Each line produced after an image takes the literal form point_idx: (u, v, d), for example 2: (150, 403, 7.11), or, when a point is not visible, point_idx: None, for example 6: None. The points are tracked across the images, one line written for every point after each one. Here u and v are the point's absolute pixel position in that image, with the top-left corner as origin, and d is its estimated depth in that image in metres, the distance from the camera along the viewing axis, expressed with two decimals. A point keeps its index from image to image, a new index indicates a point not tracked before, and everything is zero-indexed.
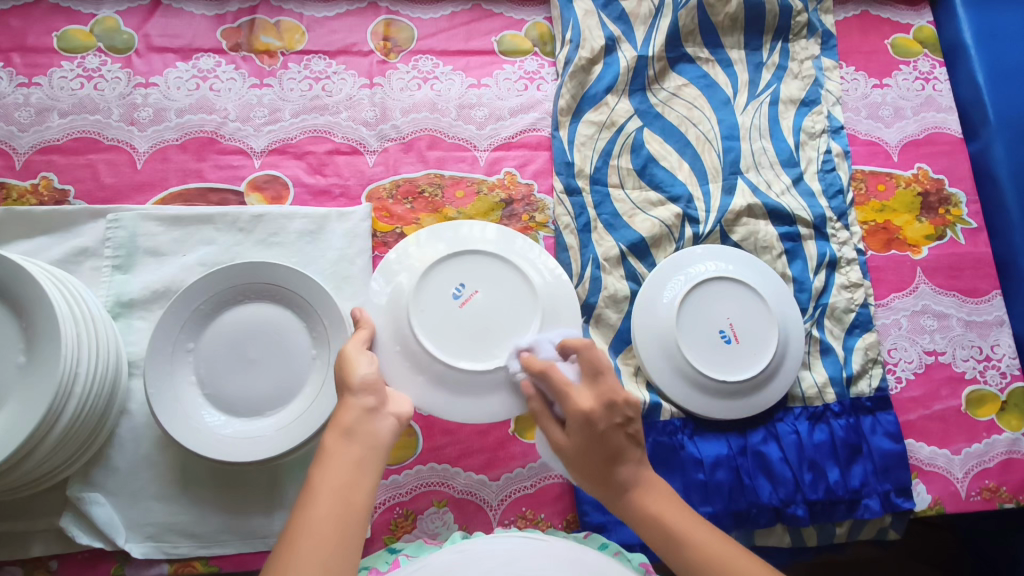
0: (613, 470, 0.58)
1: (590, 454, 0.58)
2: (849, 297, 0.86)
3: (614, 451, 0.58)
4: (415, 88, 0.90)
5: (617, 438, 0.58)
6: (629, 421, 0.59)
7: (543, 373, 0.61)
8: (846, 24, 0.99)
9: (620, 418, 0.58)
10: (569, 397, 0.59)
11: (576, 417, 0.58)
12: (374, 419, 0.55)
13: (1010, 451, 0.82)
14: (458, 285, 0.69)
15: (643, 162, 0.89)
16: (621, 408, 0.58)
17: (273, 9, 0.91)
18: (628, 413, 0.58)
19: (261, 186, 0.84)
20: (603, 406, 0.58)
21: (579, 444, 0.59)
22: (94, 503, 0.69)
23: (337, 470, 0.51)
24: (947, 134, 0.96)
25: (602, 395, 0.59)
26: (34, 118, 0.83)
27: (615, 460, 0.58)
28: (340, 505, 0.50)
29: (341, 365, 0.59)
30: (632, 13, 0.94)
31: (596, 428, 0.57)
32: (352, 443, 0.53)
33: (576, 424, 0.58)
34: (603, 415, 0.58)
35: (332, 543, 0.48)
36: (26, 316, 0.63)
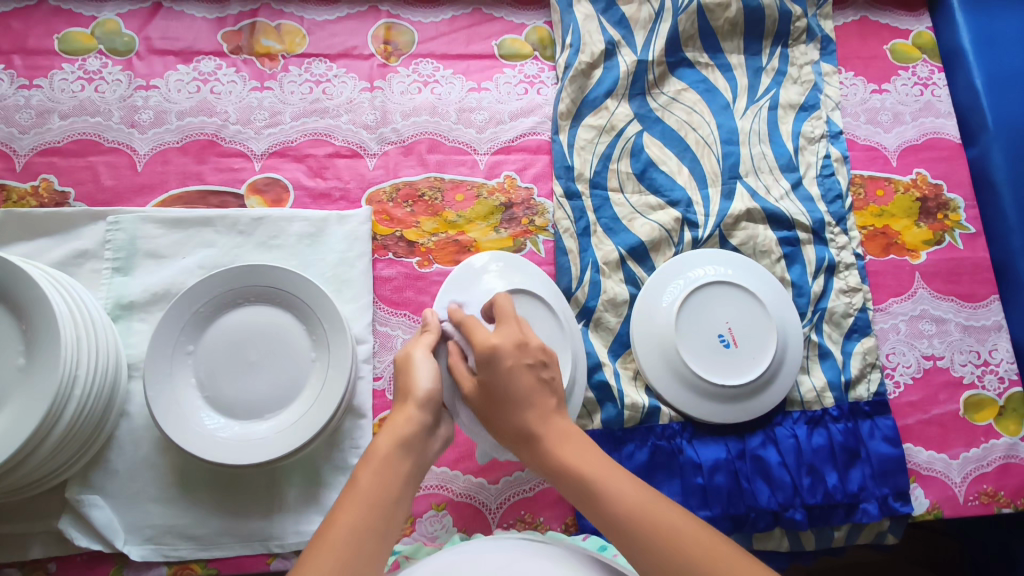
0: (517, 414, 0.57)
1: (496, 395, 0.57)
2: (848, 302, 0.87)
3: (527, 392, 0.57)
4: (415, 91, 0.90)
5: (524, 380, 0.57)
6: (538, 367, 0.59)
7: (460, 323, 0.61)
8: (846, 29, 1.00)
9: (531, 360, 0.58)
10: (475, 335, 0.59)
11: (483, 353, 0.57)
12: (428, 438, 0.57)
13: (1009, 456, 0.82)
14: None
15: (643, 167, 0.89)
16: (531, 350, 0.59)
17: (274, 13, 0.91)
18: (535, 357, 0.59)
19: (261, 188, 0.84)
20: (512, 344, 0.58)
21: (488, 385, 0.58)
22: (94, 506, 0.69)
23: (388, 479, 0.52)
24: (946, 139, 0.96)
25: (509, 335, 0.59)
26: (34, 120, 0.83)
27: (519, 404, 0.57)
28: (379, 515, 0.50)
29: (404, 371, 0.59)
30: (632, 18, 0.94)
31: (502, 365, 0.57)
32: (405, 457, 0.54)
33: (482, 361, 0.57)
34: (510, 352, 0.58)
35: (366, 552, 0.47)
36: (26, 317, 0.63)
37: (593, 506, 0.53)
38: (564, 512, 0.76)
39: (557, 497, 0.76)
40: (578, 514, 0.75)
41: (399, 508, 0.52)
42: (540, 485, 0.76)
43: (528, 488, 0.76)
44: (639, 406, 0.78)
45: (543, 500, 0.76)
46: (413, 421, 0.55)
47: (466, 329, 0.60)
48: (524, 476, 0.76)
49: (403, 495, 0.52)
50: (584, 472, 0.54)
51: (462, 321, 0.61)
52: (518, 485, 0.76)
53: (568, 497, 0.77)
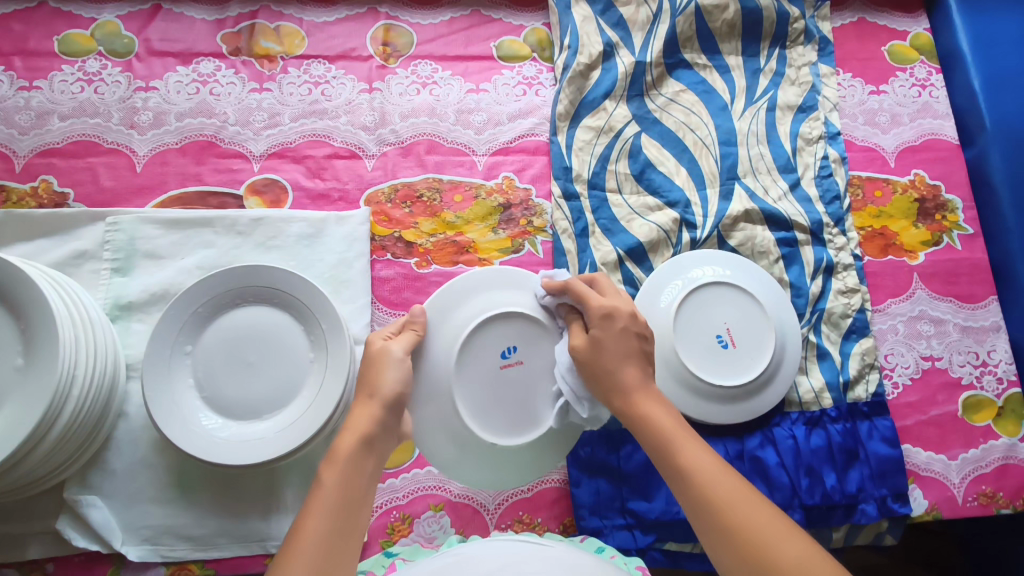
0: (624, 370, 0.57)
1: (609, 352, 0.57)
2: (846, 303, 0.87)
3: (628, 351, 0.58)
4: (414, 92, 0.91)
5: (630, 342, 0.58)
6: (644, 337, 0.60)
7: (563, 287, 0.62)
8: (843, 31, 1.00)
9: (639, 329, 0.60)
10: (593, 298, 0.60)
11: (602, 311, 0.59)
12: (390, 436, 0.57)
13: (1008, 457, 0.82)
14: (506, 347, 0.63)
15: (642, 168, 0.89)
16: (640, 321, 0.60)
17: (273, 15, 0.92)
18: (643, 328, 0.60)
19: (260, 189, 0.85)
20: (626, 309, 0.60)
21: (600, 339, 0.58)
22: (92, 506, 0.69)
23: (354, 479, 0.52)
24: (943, 140, 0.96)
25: (626, 303, 0.60)
26: (34, 122, 0.84)
27: (626, 362, 0.58)
28: (349, 514, 0.50)
29: (372, 366, 0.58)
30: (631, 19, 0.94)
31: (616, 325, 0.59)
32: (370, 456, 0.54)
33: (598, 320, 0.59)
34: (625, 316, 0.59)
35: (339, 551, 0.47)
36: (24, 318, 0.63)
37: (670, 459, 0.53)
38: (561, 512, 0.76)
39: (554, 498, 0.76)
40: (575, 515, 0.75)
41: (365, 507, 0.52)
42: (538, 485, 0.77)
43: (525, 488, 0.76)
44: None
45: (540, 501, 0.76)
46: (376, 420, 0.55)
47: (578, 292, 0.61)
48: None
49: (368, 492, 0.53)
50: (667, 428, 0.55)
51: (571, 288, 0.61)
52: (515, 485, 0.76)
53: (565, 498, 0.77)
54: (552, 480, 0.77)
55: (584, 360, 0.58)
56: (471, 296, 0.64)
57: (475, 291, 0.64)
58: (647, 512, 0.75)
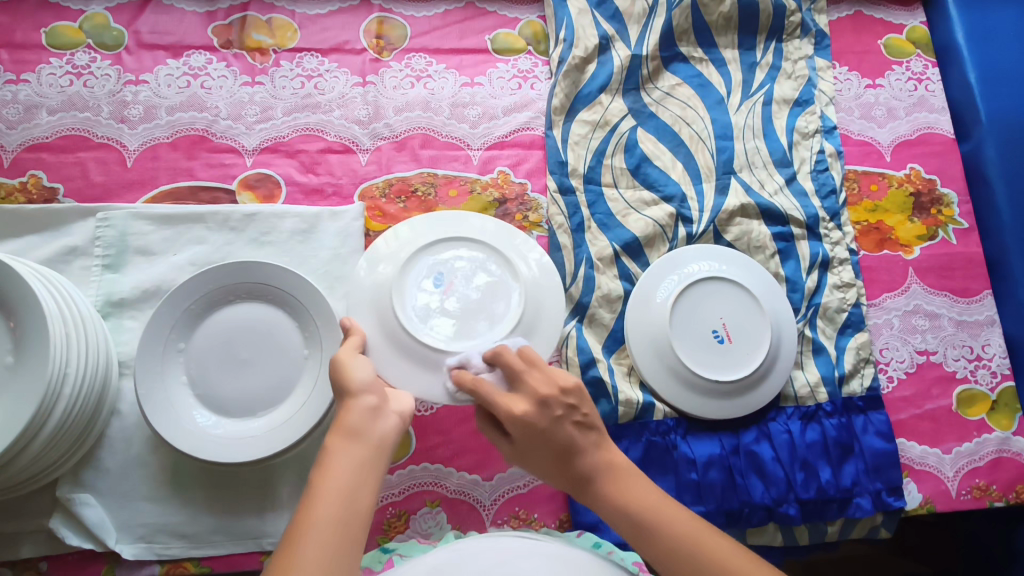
0: (571, 463, 0.57)
1: (544, 452, 0.57)
2: (841, 297, 0.87)
3: (566, 446, 0.57)
4: (409, 86, 0.90)
5: (563, 432, 0.57)
6: (569, 411, 0.57)
7: (472, 387, 0.59)
8: (840, 24, 1.00)
9: (561, 409, 0.57)
10: (499, 404, 0.57)
11: (515, 424, 0.57)
12: (377, 420, 0.55)
13: (1001, 450, 0.83)
14: (437, 275, 0.68)
15: (638, 162, 0.89)
16: (552, 402, 0.57)
17: (265, 7, 0.90)
18: (562, 406, 0.57)
19: (252, 184, 0.84)
20: (534, 408, 0.57)
21: (528, 444, 0.58)
22: (85, 504, 0.68)
23: (342, 469, 0.51)
24: (939, 134, 0.96)
25: (528, 397, 0.57)
26: (22, 116, 0.82)
27: (569, 454, 0.57)
28: (344, 506, 0.49)
29: (335, 369, 0.58)
30: (626, 12, 0.93)
31: (536, 429, 0.56)
32: (356, 444, 0.53)
33: (519, 431, 0.57)
34: (538, 415, 0.57)
35: (334, 546, 0.47)
36: (14, 316, 0.63)
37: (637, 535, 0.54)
38: (558, 508, 0.76)
39: (551, 493, 0.76)
40: (572, 511, 0.75)
41: (365, 495, 0.51)
42: (534, 481, 0.76)
43: (522, 484, 0.76)
44: (634, 403, 0.78)
45: (537, 497, 0.76)
46: (362, 410, 0.54)
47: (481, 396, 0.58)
48: (519, 472, 0.76)
49: (366, 481, 0.51)
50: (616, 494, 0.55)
51: (474, 389, 0.59)
52: (512, 481, 0.76)
53: (562, 494, 0.77)
54: None
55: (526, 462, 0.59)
56: (405, 233, 0.69)
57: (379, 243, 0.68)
58: None
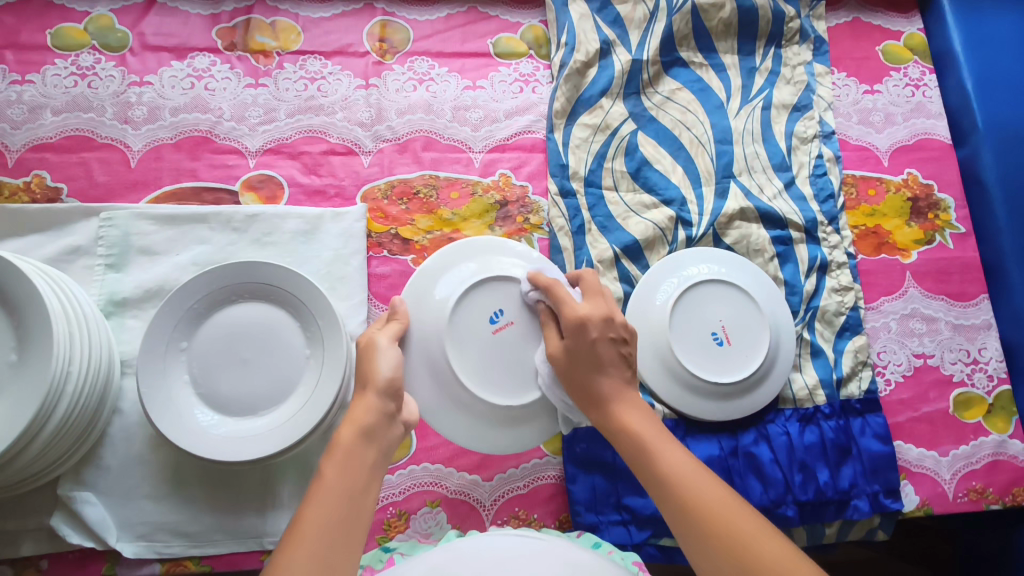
0: (599, 379, 0.61)
1: (584, 361, 0.61)
2: (840, 301, 0.87)
3: (610, 362, 0.61)
4: (411, 89, 0.90)
5: (607, 350, 0.61)
6: (621, 341, 0.62)
7: (548, 286, 0.64)
8: (838, 31, 1.01)
9: (618, 334, 0.62)
10: (568, 304, 0.62)
11: (572, 321, 0.61)
12: (391, 425, 0.57)
13: (998, 453, 0.83)
14: (496, 310, 0.66)
15: (638, 166, 0.90)
16: (615, 326, 0.62)
17: (269, 10, 0.91)
18: (619, 333, 0.62)
19: (255, 185, 0.84)
20: (599, 316, 0.62)
21: (573, 350, 0.61)
22: (86, 503, 0.68)
23: (353, 469, 0.52)
24: (936, 140, 0.97)
25: (598, 309, 0.63)
26: (26, 116, 0.83)
27: (600, 371, 0.61)
28: (350, 507, 0.50)
29: (364, 361, 0.60)
30: (627, 18, 0.94)
31: (590, 335, 0.61)
32: (369, 446, 0.54)
33: (573, 329, 0.61)
34: (599, 324, 0.61)
35: (339, 544, 0.48)
36: (18, 315, 0.63)
37: (655, 479, 0.55)
38: (557, 508, 0.76)
39: (550, 495, 0.77)
40: (571, 512, 0.76)
41: (367, 498, 0.52)
42: (533, 482, 0.77)
43: (521, 485, 0.77)
44: None
45: (536, 498, 0.76)
46: (373, 410, 0.56)
47: (555, 294, 0.64)
48: (518, 473, 0.77)
49: (371, 484, 0.53)
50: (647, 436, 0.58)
51: (551, 289, 0.64)
52: (512, 482, 0.77)
53: (561, 494, 0.77)
54: (548, 476, 0.77)
55: (557, 364, 0.62)
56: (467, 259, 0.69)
57: (440, 267, 0.69)
58: (641, 507, 0.76)
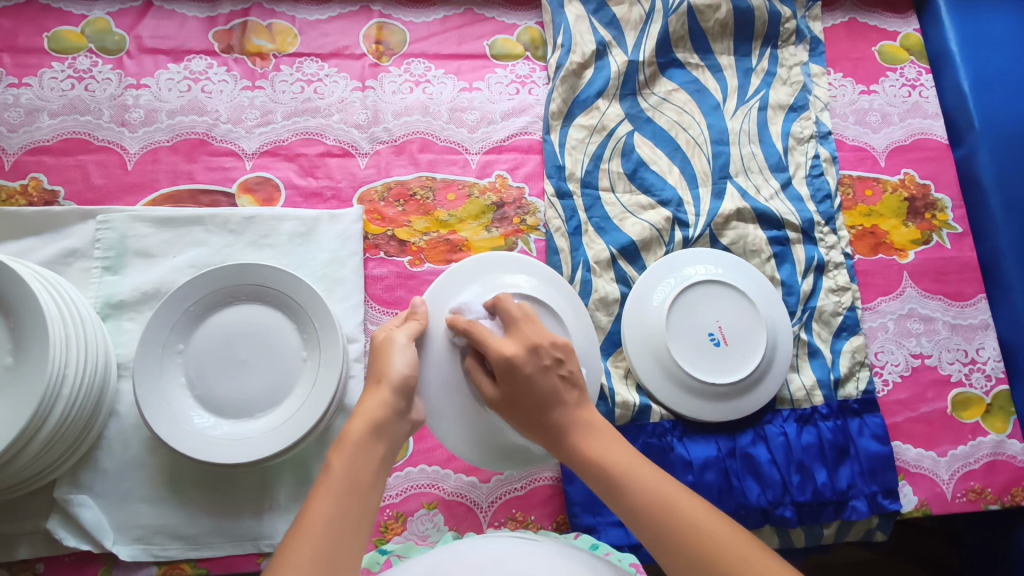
0: (547, 415, 0.59)
1: (523, 401, 0.59)
2: (837, 301, 0.87)
3: (547, 391, 0.59)
4: (407, 91, 0.91)
5: (547, 382, 0.59)
6: (554, 365, 0.60)
7: (467, 329, 0.63)
8: (834, 31, 1.01)
9: (548, 359, 0.60)
10: (490, 345, 0.60)
11: (501, 364, 0.59)
12: (399, 422, 0.58)
13: (996, 453, 0.83)
14: None
15: (634, 167, 0.90)
16: (545, 351, 0.60)
17: (265, 12, 0.91)
18: (551, 357, 0.60)
19: (252, 187, 0.84)
20: (524, 350, 0.59)
21: (511, 391, 0.60)
22: (82, 506, 0.68)
23: (362, 464, 0.53)
24: (933, 139, 0.97)
25: (521, 342, 0.60)
26: (23, 119, 0.83)
27: (546, 406, 0.59)
28: (359, 502, 0.51)
29: (378, 357, 0.61)
30: (623, 19, 0.94)
31: (521, 372, 0.59)
32: (378, 441, 0.55)
33: (502, 371, 0.60)
34: (527, 359, 0.59)
35: (346, 539, 0.48)
36: (15, 317, 0.63)
37: (621, 501, 0.54)
38: (554, 510, 0.76)
39: (548, 496, 0.77)
40: (568, 513, 0.76)
41: (374, 494, 0.53)
42: (530, 483, 0.77)
43: (518, 486, 0.76)
44: (631, 405, 0.78)
45: (533, 499, 0.76)
46: (385, 405, 0.57)
47: (476, 334, 0.62)
48: (515, 475, 0.77)
49: (378, 480, 0.53)
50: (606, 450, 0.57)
51: (472, 331, 0.62)
52: (509, 483, 0.76)
53: (558, 496, 0.77)
54: (545, 478, 0.77)
55: (498, 407, 0.62)
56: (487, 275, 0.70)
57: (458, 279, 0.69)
58: None
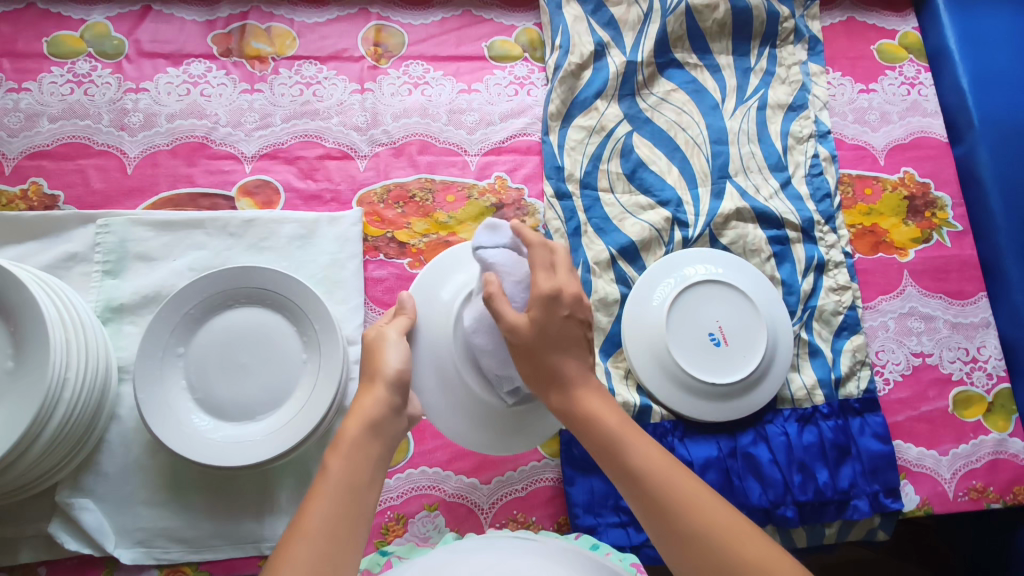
0: (563, 362, 0.58)
1: (551, 341, 0.57)
2: (837, 300, 0.87)
3: (574, 341, 0.58)
4: (406, 93, 0.91)
5: (573, 335, 0.58)
6: (586, 321, 0.60)
7: (527, 247, 0.59)
8: (833, 30, 1.01)
9: (581, 312, 0.58)
10: (542, 274, 0.57)
11: (547, 292, 0.56)
12: (396, 419, 0.58)
13: (997, 452, 0.83)
14: None
15: (633, 167, 0.90)
16: (586, 306, 0.59)
17: (264, 16, 0.91)
18: (588, 314, 0.59)
19: (251, 191, 0.84)
20: (575, 292, 0.58)
21: (546, 321, 0.56)
22: (84, 509, 0.69)
23: (358, 463, 0.53)
24: (932, 138, 0.97)
25: (572, 282, 0.58)
26: (23, 124, 0.83)
27: (565, 353, 0.58)
28: (356, 501, 0.50)
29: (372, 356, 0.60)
30: (622, 19, 0.95)
31: (561, 311, 0.57)
32: (375, 440, 0.55)
33: (546, 298, 0.56)
34: (572, 301, 0.57)
35: (343, 539, 0.48)
36: (15, 321, 0.63)
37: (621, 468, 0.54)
38: (555, 511, 0.76)
39: (549, 497, 0.77)
40: (569, 514, 0.75)
41: (372, 490, 0.53)
42: (531, 484, 0.77)
43: (519, 488, 0.76)
44: (631, 405, 0.78)
45: (534, 500, 0.76)
46: (381, 403, 0.56)
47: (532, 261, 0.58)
48: (515, 476, 0.77)
49: (375, 478, 0.53)
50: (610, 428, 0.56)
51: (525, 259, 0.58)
52: (510, 485, 0.76)
53: (559, 496, 0.77)
54: (546, 479, 0.77)
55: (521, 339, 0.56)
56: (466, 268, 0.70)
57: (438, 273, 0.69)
58: None
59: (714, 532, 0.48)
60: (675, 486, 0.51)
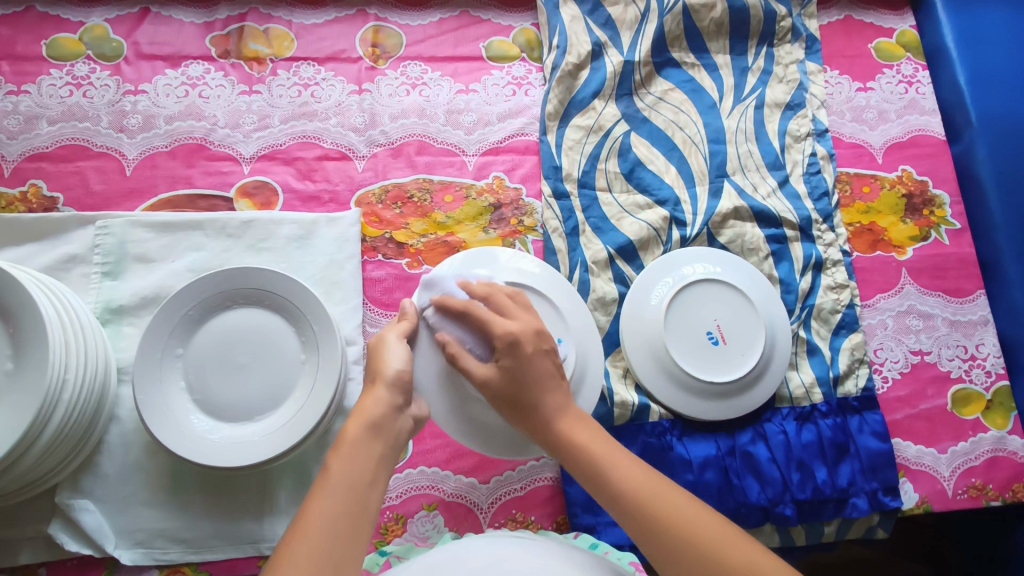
0: (543, 398, 0.59)
1: (522, 386, 0.59)
2: (835, 298, 0.87)
3: (548, 374, 0.59)
4: (404, 94, 0.91)
5: (545, 364, 0.60)
6: (552, 352, 0.61)
7: (464, 310, 0.62)
8: (830, 28, 1.01)
9: (546, 344, 0.61)
10: (492, 324, 0.60)
11: (505, 340, 0.59)
12: (397, 418, 0.57)
13: (996, 449, 0.83)
14: None
15: (631, 167, 0.90)
16: (546, 336, 0.61)
17: (262, 17, 0.92)
18: (550, 344, 0.61)
19: (250, 192, 0.85)
20: (530, 331, 0.60)
21: (511, 368, 0.59)
22: (83, 510, 0.69)
23: (360, 461, 0.53)
24: (930, 135, 0.97)
25: (527, 323, 0.61)
26: (22, 126, 0.83)
27: (543, 388, 0.59)
28: (358, 500, 0.50)
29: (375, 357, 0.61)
30: (619, 19, 0.95)
31: (524, 351, 0.59)
32: (376, 439, 0.55)
33: (505, 346, 0.59)
34: (530, 338, 0.60)
35: (344, 538, 0.48)
36: (15, 323, 0.63)
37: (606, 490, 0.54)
38: (554, 510, 0.76)
39: (548, 496, 0.77)
40: (568, 513, 0.76)
41: (375, 489, 0.53)
42: (530, 484, 0.77)
43: (518, 487, 0.77)
44: (629, 404, 0.78)
45: (533, 499, 0.76)
46: (381, 402, 0.57)
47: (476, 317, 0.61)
48: (514, 476, 0.77)
49: (378, 477, 0.53)
50: (593, 447, 0.56)
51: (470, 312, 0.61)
52: (509, 484, 0.77)
53: (558, 496, 0.77)
54: (545, 478, 0.77)
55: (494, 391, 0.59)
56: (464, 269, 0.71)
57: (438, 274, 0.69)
58: None
59: (701, 543, 0.49)
60: (658, 504, 0.51)
